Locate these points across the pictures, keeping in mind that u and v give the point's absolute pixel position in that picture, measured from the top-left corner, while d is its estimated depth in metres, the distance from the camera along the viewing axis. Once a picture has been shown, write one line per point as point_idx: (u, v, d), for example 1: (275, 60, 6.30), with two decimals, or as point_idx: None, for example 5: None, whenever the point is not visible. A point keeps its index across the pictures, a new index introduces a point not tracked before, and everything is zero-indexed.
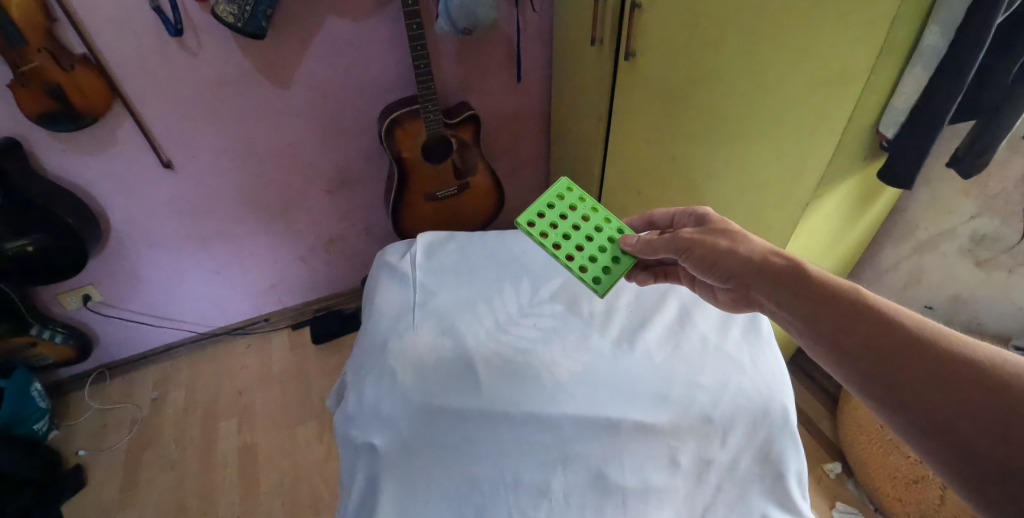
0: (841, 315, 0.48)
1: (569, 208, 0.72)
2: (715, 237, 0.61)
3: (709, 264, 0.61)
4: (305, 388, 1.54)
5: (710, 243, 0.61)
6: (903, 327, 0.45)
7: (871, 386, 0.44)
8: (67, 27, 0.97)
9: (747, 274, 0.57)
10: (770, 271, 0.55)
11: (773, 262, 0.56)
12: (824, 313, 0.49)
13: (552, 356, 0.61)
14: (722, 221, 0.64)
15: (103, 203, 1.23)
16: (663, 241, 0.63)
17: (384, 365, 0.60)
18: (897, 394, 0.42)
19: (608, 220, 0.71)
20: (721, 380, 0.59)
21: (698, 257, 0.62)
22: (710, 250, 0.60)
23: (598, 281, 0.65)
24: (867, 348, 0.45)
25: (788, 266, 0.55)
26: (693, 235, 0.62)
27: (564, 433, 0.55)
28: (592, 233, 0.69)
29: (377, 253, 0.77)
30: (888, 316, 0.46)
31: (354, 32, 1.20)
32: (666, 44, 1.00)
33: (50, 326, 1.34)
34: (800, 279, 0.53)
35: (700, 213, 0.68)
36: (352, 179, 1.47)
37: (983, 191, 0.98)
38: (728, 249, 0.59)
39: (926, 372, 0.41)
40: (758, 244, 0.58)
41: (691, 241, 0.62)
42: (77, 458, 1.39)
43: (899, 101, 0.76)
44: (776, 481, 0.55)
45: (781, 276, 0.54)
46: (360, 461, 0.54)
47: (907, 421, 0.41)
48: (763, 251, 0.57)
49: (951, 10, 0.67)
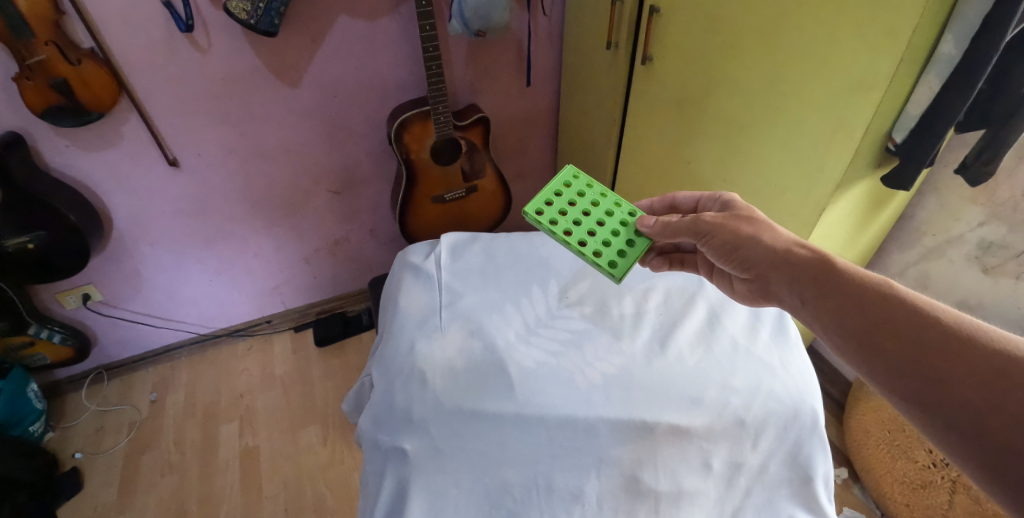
0: (866, 302, 0.47)
1: (580, 197, 0.71)
2: (739, 223, 0.60)
3: (729, 253, 0.60)
4: (306, 391, 1.52)
5: (732, 229, 0.60)
6: (936, 320, 0.43)
7: (895, 371, 0.43)
8: (74, 20, 0.96)
9: (769, 266, 0.56)
10: (792, 264, 0.54)
11: (796, 251, 0.55)
12: (846, 303, 0.48)
13: (584, 360, 0.60)
14: (749, 208, 0.62)
15: (106, 201, 1.21)
16: (684, 225, 0.63)
17: (412, 367, 0.59)
18: (926, 390, 0.40)
19: (619, 205, 0.71)
20: (754, 383, 0.58)
21: (719, 243, 0.60)
22: (733, 237, 0.59)
23: (615, 265, 0.63)
24: (892, 337, 0.44)
25: (813, 258, 0.53)
26: (716, 220, 0.61)
27: (599, 437, 0.54)
28: (603, 219, 0.69)
29: (400, 254, 0.77)
30: (920, 310, 0.44)
31: (366, 31, 1.19)
32: (683, 49, 1.00)
33: (48, 326, 1.32)
34: (823, 269, 0.52)
35: (723, 198, 0.66)
36: (359, 181, 1.45)
37: (991, 199, 0.98)
38: (758, 239, 0.57)
39: (956, 364, 0.40)
40: (783, 234, 0.57)
41: (713, 226, 0.61)
42: (73, 461, 1.36)
43: (912, 108, 0.76)
44: (802, 485, 0.56)
45: (803, 265, 0.53)
46: (391, 467, 0.54)
47: (939, 419, 0.39)
48: (785, 241, 0.56)
49: (967, 19, 0.67)
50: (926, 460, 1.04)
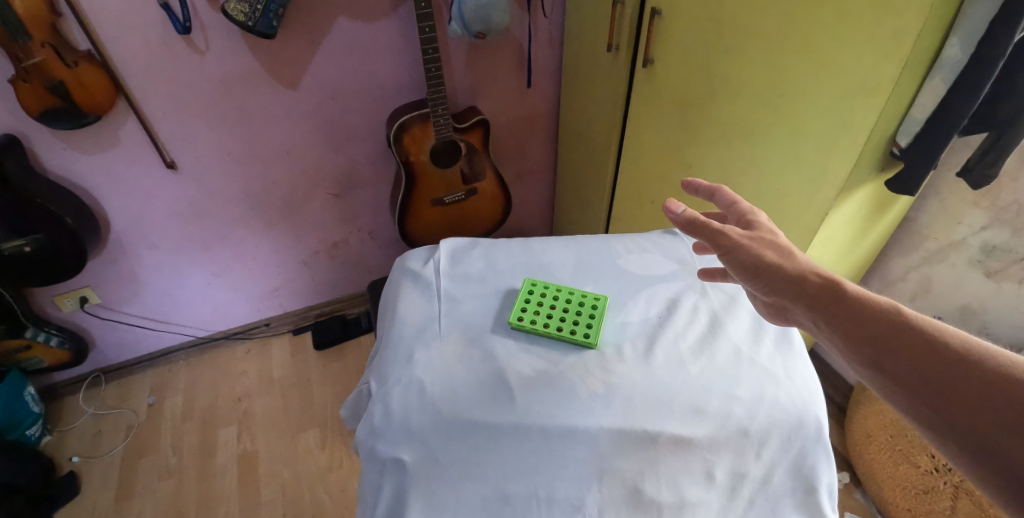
0: (888, 336, 0.42)
1: (534, 288, 0.69)
2: (763, 247, 0.53)
3: (750, 276, 0.53)
4: (305, 394, 1.51)
5: (753, 251, 0.53)
6: (974, 359, 0.38)
7: (917, 410, 0.39)
8: (71, 22, 0.95)
9: (786, 294, 0.50)
10: (810, 293, 0.48)
11: (809, 278, 0.49)
12: (865, 335, 0.44)
13: (584, 369, 0.59)
14: (769, 226, 0.55)
15: (104, 204, 1.21)
16: (709, 232, 0.54)
17: (411, 376, 0.59)
18: (969, 436, 0.36)
19: (572, 290, 0.69)
20: (757, 392, 0.57)
21: (738, 266, 0.54)
22: (754, 261, 0.52)
23: (589, 333, 0.63)
24: (916, 374, 0.40)
25: (831, 287, 0.48)
26: (740, 238, 0.53)
27: (601, 447, 0.53)
28: (565, 300, 0.67)
29: (399, 260, 0.76)
30: (955, 346, 0.39)
31: (365, 34, 1.19)
32: (684, 52, 1.00)
33: (45, 329, 1.31)
34: (843, 300, 0.46)
35: (739, 207, 0.58)
36: (358, 183, 1.45)
37: (994, 203, 0.97)
38: (775, 264, 0.51)
39: (983, 404, 0.36)
40: (802, 260, 0.51)
41: (734, 244, 0.53)
42: (71, 465, 1.35)
43: (917, 113, 0.75)
44: (806, 494, 0.56)
45: (819, 295, 0.48)
46: (388, 477, 0.53)
47: (988, 467, 0.34)
48: (801, 267, 0.51)
49: (973, 23, 0.66)
50: (928, 465, 1.03)
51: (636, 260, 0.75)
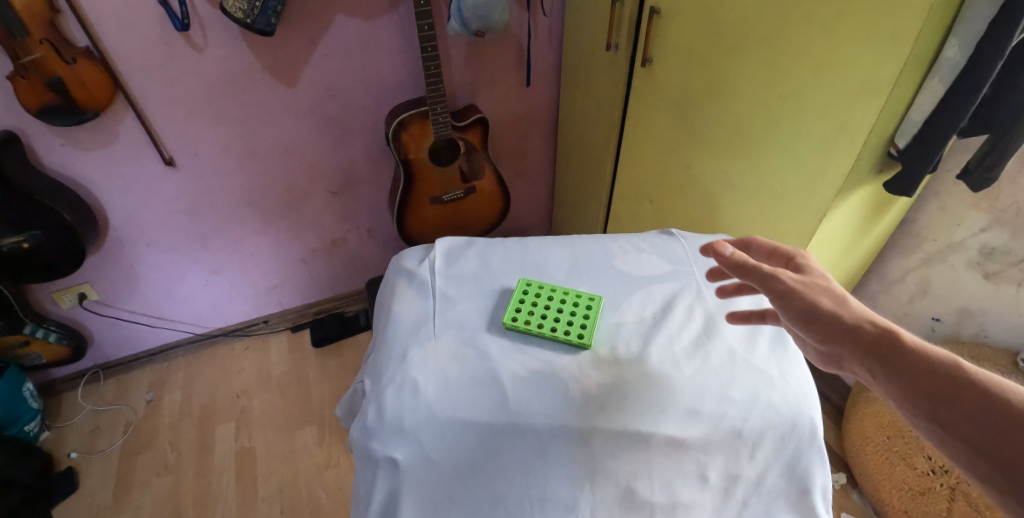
0: (965, 400, 0.38)
1: (529, 288, 0.69)
2: (817, 292, 0.48)
3: (801, 323, 0.48)
4: (303, 392, 1.51)
5: (807, 297, 0.48)
6: None
7: (1010, 491, 0.34)
8: (69, 18, 0.95)
9: (840, 343, 0.45)
10: (869, 344, 0.44)
11: (863, 327, 0.45)
12: (939, 398, 0.39)
13: (579, 369, 0.59)
14: (820, 271, 0.51)
15: (102, 201, 1.21)
16: (763, 273, 0.49)
17: (405, 375, 0.58)
18: None
19: (567, 290, 0.69)
20: (751, 394, 0.57)
21: (791, 313, 0.48)
22: (806, 308, 0.47)
23: (583, 333, 0.62)
24: (1000, 446, 0.35)
25: (893, 340, 0.43)
26: (794, 282, 0.48)
27: (594, 447, 0.53)
28: (560, 301, 0.67)
29: (394, 259, 0.76)
30: None
31: (363, 31, 1.18)
32: (683, 51, 0.99)
33: (43, 325, 1.31)
34: (908, 355, 0.42)
35: (784, 253, 0.55)
36: (356, 181, 1.45)
37: (993, 205, 0.97)
38: (831, 312, 0.46)
39: None
40: (858, 308, 0.46)
41: (788, 289, 0.48)
42: (69, 461, 1.35)
43: (915, 113, 0.75)
44: (801, 497, 0.55)
45: (879, 349, 0.43)
46: (380, 475, 0.53)
47: None
48: (856, 316, 0.46)
49: (972, 24, 0.65)
50: (926, 466, 1.03)
51: (632, 260, 0.75)
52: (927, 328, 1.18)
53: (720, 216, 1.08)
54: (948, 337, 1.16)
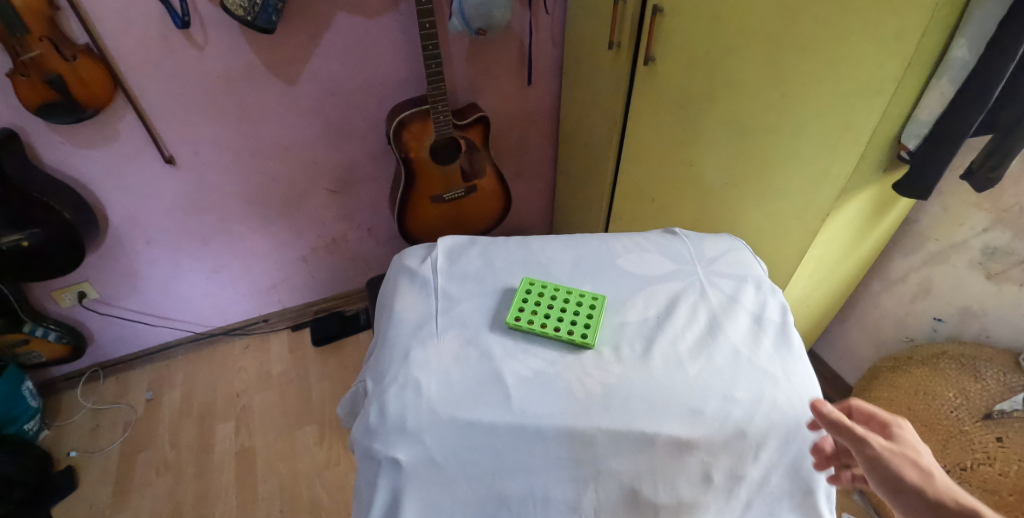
0: None
1: (532, 288, 0.68)
2: (905, 464, 0.49)
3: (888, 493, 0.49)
4: (303, 391, 1.51)
5: (896, 469, 0.49)
6: None
7: None
8: (69, 15, 0.94)
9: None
10: None
11: (952, 510, 0.46)
12: None
13: (583, 369, 0.59)
14: (911, 441, 0.52)
15: (102, 199, 1.20)
16: (855, 439, 0.51)
17: (407, 375, 0.58)
18: None
19: (571, 289, 0.69)
20: (755, 394, 0.57)
21: (878, 480, 0.50)
22: (892, 478, 0.49)
23: (587, 333, 0.62)
24: None
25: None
26: (882, 449, 0.50)
27: (598, 448, 0.53)
28: (563, 301, 0.66)
29: (395, 258, 0.76)
30: None
31: (365, 29, 1.18)
32: (687, 50, 0.99)
33: (43, 324, 1.31)
34: None
35: (873, 415, 0.56)
36: (357, 180, 1.44)
37: (996, 205, 0.97)
38: (915, 486, 0.48)
39: None
40: (950, 487, 0.48)
41: (880, 459, 0.50)
42: (69, 460, 1.35)
43: (922, 114, 0.74)
44: (805, 498, 0.55)
45: None
46: (383, 475, 0.53)
47: None
48: (942, 492, 0.47)
49: (981, 24, 0.65)
50: None
51: (635, 259, 0.74)
52: (928, 329, 1.18)
53: (722, 216, 1.08)
54: (949, 337, 1.16)
